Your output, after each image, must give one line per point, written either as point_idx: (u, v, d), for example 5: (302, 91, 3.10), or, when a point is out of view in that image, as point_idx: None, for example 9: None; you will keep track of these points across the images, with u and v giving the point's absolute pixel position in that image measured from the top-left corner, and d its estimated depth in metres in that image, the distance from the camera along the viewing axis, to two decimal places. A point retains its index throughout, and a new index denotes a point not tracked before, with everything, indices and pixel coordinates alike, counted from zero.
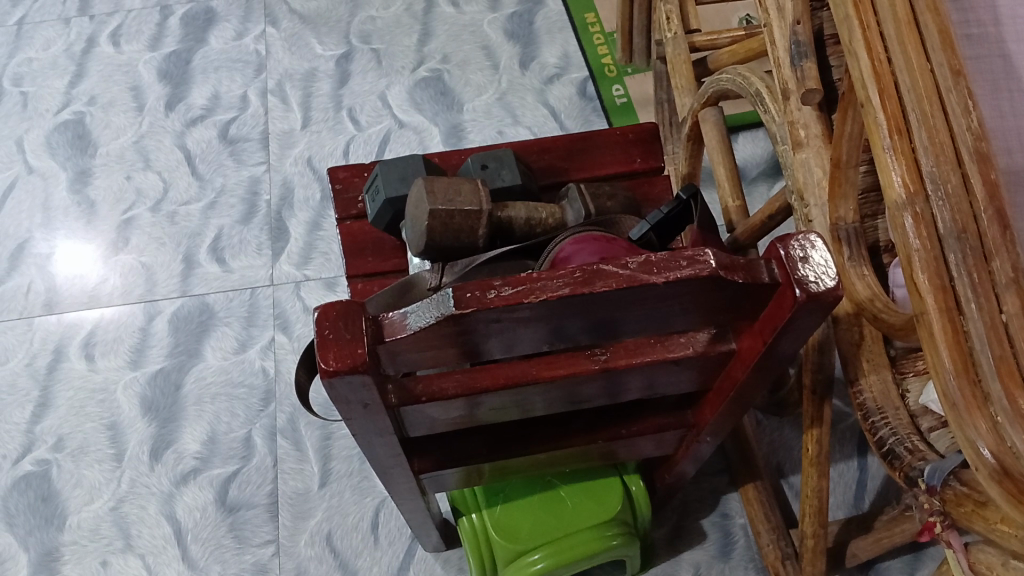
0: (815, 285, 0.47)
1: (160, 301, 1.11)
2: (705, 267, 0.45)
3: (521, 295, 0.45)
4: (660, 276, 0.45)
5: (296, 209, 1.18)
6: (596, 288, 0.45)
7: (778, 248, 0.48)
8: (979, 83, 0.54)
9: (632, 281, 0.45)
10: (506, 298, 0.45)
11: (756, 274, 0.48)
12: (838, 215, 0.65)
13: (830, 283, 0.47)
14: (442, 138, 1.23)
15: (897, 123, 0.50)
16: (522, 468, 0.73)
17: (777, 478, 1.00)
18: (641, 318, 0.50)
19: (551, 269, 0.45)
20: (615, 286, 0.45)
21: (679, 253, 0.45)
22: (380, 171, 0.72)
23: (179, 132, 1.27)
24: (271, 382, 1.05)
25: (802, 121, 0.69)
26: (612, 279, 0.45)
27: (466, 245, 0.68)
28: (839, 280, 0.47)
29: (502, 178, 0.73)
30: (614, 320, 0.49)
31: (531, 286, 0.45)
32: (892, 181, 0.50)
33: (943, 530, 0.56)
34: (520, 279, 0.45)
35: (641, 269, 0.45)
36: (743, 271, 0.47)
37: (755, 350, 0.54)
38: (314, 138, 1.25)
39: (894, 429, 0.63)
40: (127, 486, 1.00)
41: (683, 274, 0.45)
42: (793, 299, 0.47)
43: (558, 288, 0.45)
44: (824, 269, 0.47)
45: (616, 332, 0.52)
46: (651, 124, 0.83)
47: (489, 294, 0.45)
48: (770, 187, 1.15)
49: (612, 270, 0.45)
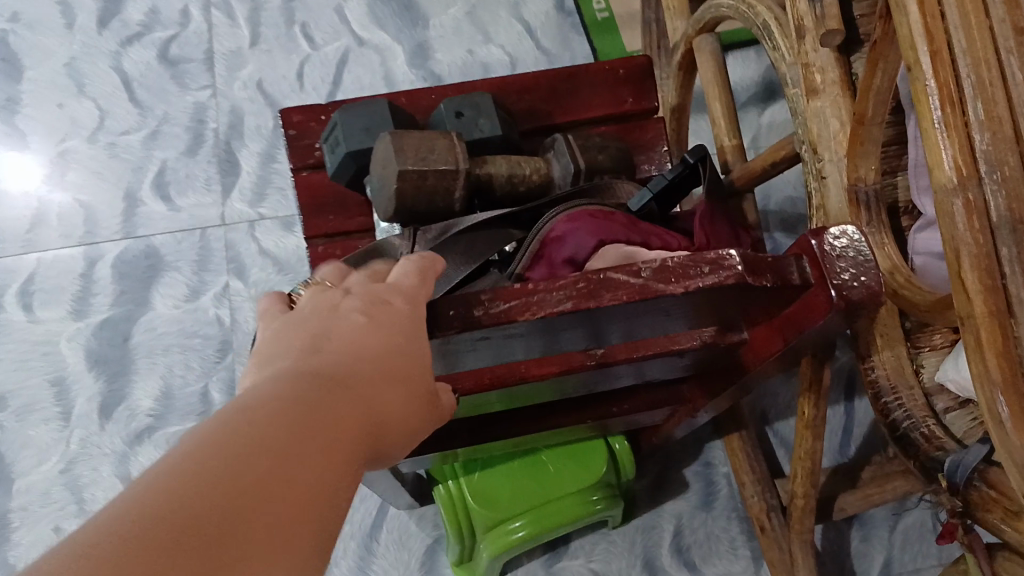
0: (851, 287, 0.42)
1: (102, 244, 1.03)
2: (730, 273, 0.39)
3: (514, 311, 0.39)
4: (679, 286, 0.39)
5: (246, 138, 1.09)
6: (601, 301, 0.39)
7: (812, 241, 0.42)
8: None
9: (644, 292, 0.39)
10: (496, 316, 0.39)
11: (787, 273, 0.42)
12: (858, 175, 0.58)
13: (870, 282, 0.42)
14: (406, 58, 1.13)
15: (949, 93, 0.43)
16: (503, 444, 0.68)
17: (761, 427, 0.97)
18: (643, 319, 0.44)
19: (549, 279, 0.40)
20: (623, 299, 0.39)
21: (700, 257, 0.40)
22: (340, 120, 0.64)
23: (113, 52, 1.14)
24: (226, 332, 0.99)
25: (818, 65, 0.60)
26: (620, 290, 0.39)
27: (442, 209, 0.61)
28: (882, 278, 0.42)
29: (480, 128, 0.66)
30: (603, 326, 0.44)
31: (527, 300, 0.39)
32: (940, 161, 0.43)
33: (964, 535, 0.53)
34: (513, 292, 0.39)
35: (654, 278, 0.39)
36: (772, 273, 0.41)
37: (772, 347, 0.48)
38: (264, 58, 1.14)
39: (909, 413, 0.57)
40: (78, 446, 0.93)
41: (704, 283, 0.39)
42: (829, 303, 0.42)
43: (558, 302, 0.39)
44: (866, 265, 0.42)
45: (607, 329, 0.45)
46: (644, 57, 0.75)
47: (477, 312, 0.39)
48: (761, 113, 1.08)
49: (622, 279, 0.39)
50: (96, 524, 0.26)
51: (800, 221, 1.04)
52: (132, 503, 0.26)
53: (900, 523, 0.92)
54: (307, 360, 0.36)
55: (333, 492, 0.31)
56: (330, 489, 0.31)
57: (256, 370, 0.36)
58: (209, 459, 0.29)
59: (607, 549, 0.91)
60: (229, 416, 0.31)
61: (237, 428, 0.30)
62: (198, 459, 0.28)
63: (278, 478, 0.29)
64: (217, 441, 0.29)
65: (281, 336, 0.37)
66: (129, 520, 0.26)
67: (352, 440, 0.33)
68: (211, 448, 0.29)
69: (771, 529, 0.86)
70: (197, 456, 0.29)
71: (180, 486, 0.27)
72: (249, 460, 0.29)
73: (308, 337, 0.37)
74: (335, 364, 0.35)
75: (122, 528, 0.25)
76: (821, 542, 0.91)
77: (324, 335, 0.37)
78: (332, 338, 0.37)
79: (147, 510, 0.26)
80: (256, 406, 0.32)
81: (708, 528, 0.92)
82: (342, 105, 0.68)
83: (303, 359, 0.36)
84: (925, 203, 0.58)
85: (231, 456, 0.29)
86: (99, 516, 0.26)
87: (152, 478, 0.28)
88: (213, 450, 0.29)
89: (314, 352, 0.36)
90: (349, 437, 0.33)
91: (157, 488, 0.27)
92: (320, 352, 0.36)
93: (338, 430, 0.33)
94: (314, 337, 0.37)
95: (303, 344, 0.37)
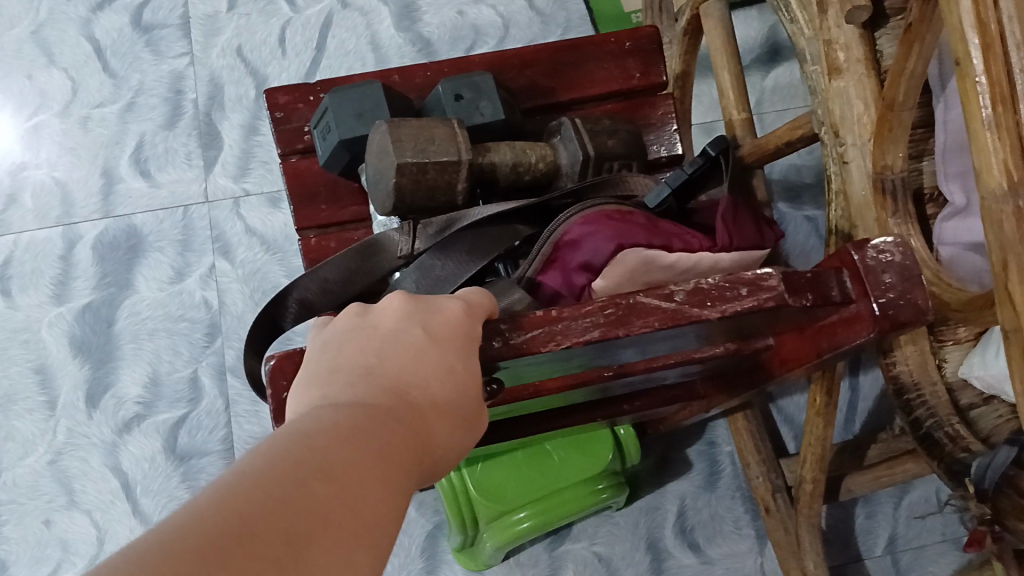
0: (893, 305, 0.41)
1: (80, 225, 0.99)
2: (769, 295, 0.38)
3: (538, 342, 0.37)
4: (715, 312, 0.38)
5: (227, 109, 1.04)
6: (631, 328, 0.38)
7: (852, 254, 0.41)
8: None
9: (677, 318, 0.38)
10: (517, 347, 0.37)
11: (826, 290, 0.41)
12: (885, 163, 0.54)
13: (915, 303, 0.41)
14: (393, 20, 1.08)
15: (1001, 90, 0.39)
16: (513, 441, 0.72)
17: (767, 404, 0.96)
18: (661, 337, 0.42)
19: (576, 305, 0.38)
20: (657, 325, 0.38)
21: (737, 279, 0.38)
22: (331, 105, 0.61)
23: (83, 18, 1.07)
24: (215, 315, 0.96)
25: (841, 41, 0.57)
26: (653, 316, 0.38)
27: (444, 202, 0.59)
28: (928, 299, 0.41)
29: (480, 112, 0.63)
30: (614, 344, 0.41)
31: (551, 328, 0.38)
32: (990, 166, 0.40)
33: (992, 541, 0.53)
34: (536, 321, 0.38)
35: (689, 302, 0.38)
36: (812, 291, 0.40)
37: (802, 356, 0.50)
38: (242, 22, 1.08)
39: (933, 412, 0.56)
40: (65, 436, 0.91)
41: (742, 306, 0.38)
42: (870, 322, 0.41)
43: (586, 330, 0.37)
44: (910, 280, 0.41)
45: (621, 345, 0.43)
46: (650, 27, 0.75)
47: (494, 343, 0.38)
48: (765, 77, 1.04)
49: (653, 304, 0.38)
50: (141, 556, 0.24)
51: (804, 190, 1.01)
52: (180, 537, 0.25)
53: (905, 499, 0.94)
54: (356, 389, 0.34)
55: (380, 537, 0.30)
56: (377, 534, 0.29)
57: (314, 376, 0.35)
58: (259, 496, 0.27)
59: (611, 530, 0.92)
60: (279, 446, 0.30)
61: (288, 463, 0.29)
62: (247, 495, 0.27)
63: (329, 521, 0.28)
64: (267, 477, 0.28)
65: (331, 359, 0.36)
66: (177, 557, 0.24)
67: (399, 480, 0.32)
68: (261, 483, 0.28)
69: (776, 509, 0.86)
70: (246, 492, 0.27)
71: (229, 526, 0.26)
72: (302, 499, 0.28)
73: (359, 360, 0.36)
74: (385, 397, 0.34)
75: (169, 566, 0.24)
76: (827, 520, 0.93)
77: (376, 360, 0.35)
78: (384, 367, 0.35)
79: (196, 548, 0.25)
80: (307, 439, 0.30)
81: (713, 508, 0.93)
82: (331, 88, 0.65)
83: (353, 388, 0.34)
84: (954, 191, 0.56)
85: (281, 493, 0.28)
86: (143, 546, 0.25)
87: (199, 511, 0.26)
88: (263, 486, 0.28)
89: (364, 380, 0.35)
90: (396, 477, 0.32)
91: (206, 524, 0.26)
92: (370, 380, 0.35)
93: (387, 468, 0.31)
94: (364, 363, 0.35)
95: (352, 369, 0.35)
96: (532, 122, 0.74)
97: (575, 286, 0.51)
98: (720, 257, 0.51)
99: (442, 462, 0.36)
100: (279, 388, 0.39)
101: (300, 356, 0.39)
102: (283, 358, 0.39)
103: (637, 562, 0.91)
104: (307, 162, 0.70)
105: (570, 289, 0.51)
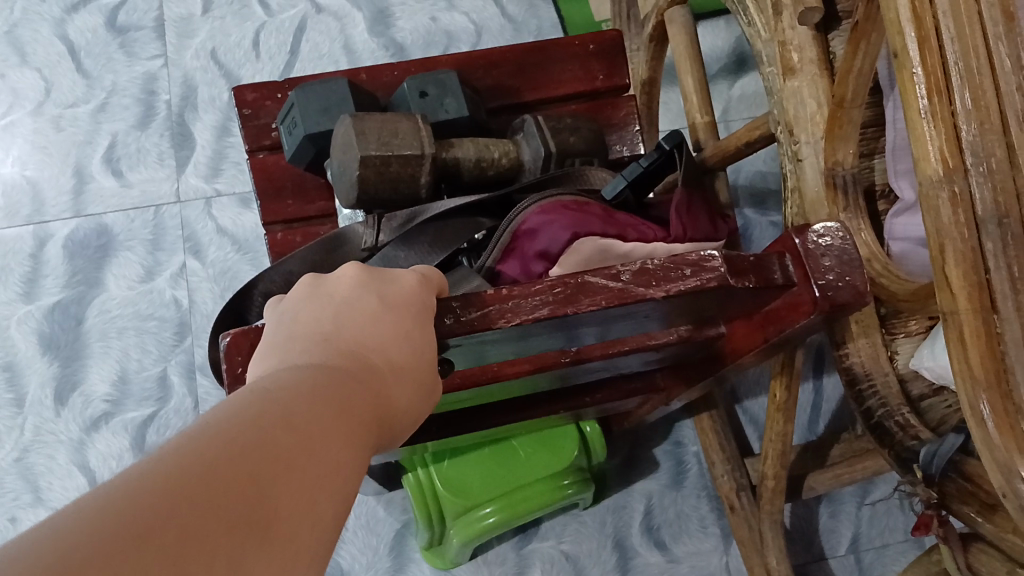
0: (833, 286, 0.42)
1: (50, 223, 0.99)
2: (712, 276, 0.39)
3: (490, 320, 0.38)
4: (660, 290, 0.39)
5: (200, 110, 1.05)
6: (580, 306, 0.39)
7: (794, 239, 0.43)
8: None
9: (623, 297, 0.39)
10: (468, 325, 0.38)
11: (769, 273, 0.42)
12: (836, 159, 0.56)
13: (854, 285, 0.43)
14: (367, 25, 1.09)
15: (937, 81, 0.41)
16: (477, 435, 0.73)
17: (731, 404, 0.98)
18: (613, 318, 0.43)
19: (525, 283, 0.39)
20: (603, 303, 0.39)
21: (681, 259, 0.39)
22: (297, 100, 0.63)
23: (57, 19, 1.08)
24: (185, 314, 0.97)
25: (795, 43, 0.58)
26: (599, 295, 0.39)
27: (407, 195, 0.60)
28: (866, 282, 0.43)
29: (445, 108, 0.65)
30: (567, 324, 0.42)
31: (501, 306, 0.38)
32: (927, 153, 0.41)
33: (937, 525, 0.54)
34: (486, 300, 0.38)
35: (635, 281, 0.39)
36: (754, 273, 0.41)
37: (752, 343, 0.52)
38: (217, 25, 1.09)
39: (883, 401, 0.57)
40: (32, 434, 0.92)
41: (686, 286, 0.39)
42: (811, 302, 0.43)
43: (535, 308, 0.38)
44: (849, 263, 0.43)
45: (575, 324, 0.43)
46: (614, 31, 0.78)
47: (445, 320, 0.39)
48: (732, 85, 1.07)
49: (600, 284, 0.39)
50: (116, 486, 0.24)
51: (768, 195, 1.03)
52: (154, 468, 0.24)
53: (867, 499, 0.96)
54: (315, 353, 0.34)
55: (345, 487, 0.30)
56: (342, 484, 0.30)
57: (272, 344, 0.36)
58: (229, 436, 0.27)
59: (578, 529, 0.92)
60: (248, 396, 0.30)
61: (255, 410, 0.29)
62: (217, 435, 0.27)
63: (297, 464, 0.28)
64: (235, 421, 0.28)
65: (287, 329, 0.36)
66: (153, 485, 0.24)
67: (360, 438, 0.32)
68: (231, 425, 0.28)
69: (740, 507, 0.87)
70: (216, 432, 0.27)
71: (204, 459, 0.25)
72: (271, 441, 0.28)
73: (316, 327, 0.36)
74: (344, 361, 0.34)
75: (146, 491, 0.23)
76: (790, 519, 0.95)
77: (333, 327, 0.36)
78: (343, 332, 0.36)
79: (173, 477, 0.24)
80: (271, 392, 0.30)
81: (678, 507, 0.94)
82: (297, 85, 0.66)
83: (312, 352, 0.34)
84: (903, 187, 0.57)
85: (251, 435, 0.27)
86: (116, 477, 0.24)
87: (172, 447, 0.26)
88: (233, 428, 0.27)
89: (322, 345, 0.35)
90: (358, 435, 0.32)
91: (180, 458, 0.25)
92: (328, 344, 0.35)
93: (349, 424, 0.32)
94: (321, 330, 0.36)
95: (310, 336, 0.35)
96: (498, 122, 0.75)
97: (531, 274, 0.52)
98: (674, 246, 0.52)
99: (400, 425, 0.37)
100: (233, 362, 0.39)
101: (256, 332, 0.39)
102: (237, 335, 0.39)
103: (603, 561, 0.92)
104: (275, 158, 0.71)
105: (527, 276, 0.52)
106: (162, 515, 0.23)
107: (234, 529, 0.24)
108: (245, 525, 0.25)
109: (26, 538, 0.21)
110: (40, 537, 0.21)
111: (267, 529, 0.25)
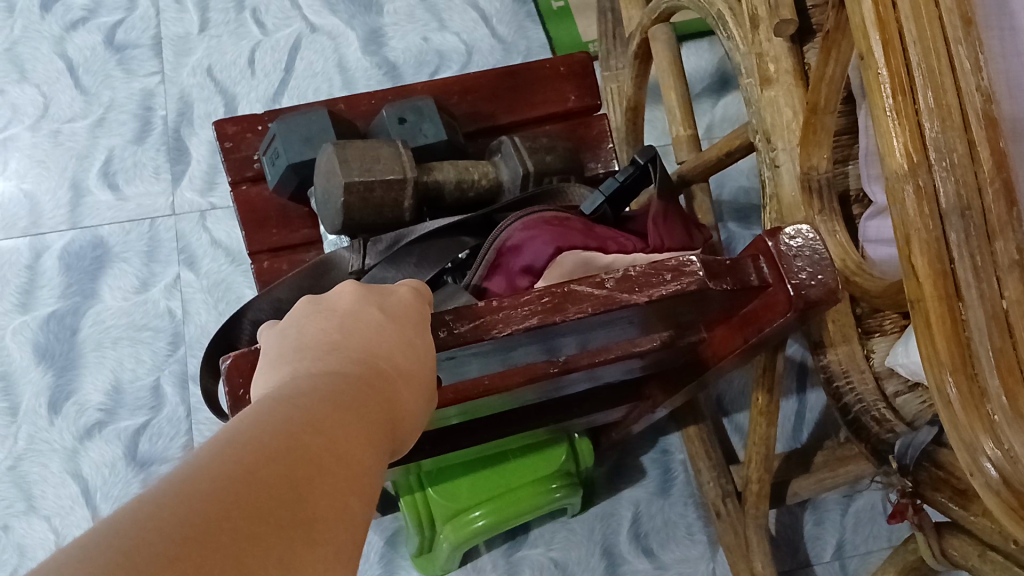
0: (809, 286, 0.44)
1: (47, 235, 1.02)
2: (691, 280, 0.41)
3: (482, 331, 0.40)
4: (643, 295, 0.40)
5: (196, 126, 1.08)
6: (568, 314, 0.40)
7: (767, 242, 0.44)
8: (1001, 13, 0.44)
9: (608, 303, 0.40)
10: (460, 336, 0.40)
11: (744, 276, 0.44)
12: (811, 164, 0.57)
13: (826, 282, 0.44)
14: (360, 44, 1.12)
15: (901, 81, 0.41)
16: (467, 452, 0.74)
17: (719, 416, 0.99)
18: (598, 325, 0.45)
19: (515, 295, 0.41)
20: (590, 310, 0.40)
21: (662, 265, 0.41)
22: (279, 132, 0.66)
23: (57, 37, 1.11)
24: (178, 324, 0.99)
25: (772, 54, 0.58)
26: (586, 302, 0.40)
27: (391, 220, 0.63)
28: (838, 280, 0.44)
29: (424, 133, 0.69)
30: (555, 332, 0.43)
31: (492, 317, 0.40)
32: (892, 147, 0.42)
33: (913, 515, 0.58)
34: (478, 312, 0.40)
35: (619, 288, 0.40)
36: (731, 275, 0.43)
37: (732, 346, 0.53)
38: (213, 43, 1.12)
39: (860, 397, 0.59)
40: (26, 442, 0.94)
41: (667, 290, 0.41)
42: (787, 300, 0.44)
43: (524, 318, 0.40)
44: (821, 263, 0.44)
45: (558, 333, 0.45)
46: (584, 54, 0.81)
47: (440, 333, 0.40)
48: (716, 102, 1.10)
49: (586, 291, 0.40)
50: (158, 500, 0.25)
51: (751, 210, 1.06)
52: (191, 484, 0.26)
53: (852, 506, 0.97)
54: (328, 362, 0.35)
55: (369, 490, 0.31)
56: (366, 489, 0.31)
57: (283, 353, 0.36)
58: (258, 448, 0.28)
59: (567, 537, 0.94)
60: (262, 414, 0.30)
61: (279, 421, 0.30)
62: (246, 448, 0.28)
63: (326, 472, 0.29)
64: (263, 432, 0.29)
65: (295, 341, 0.37)
66: (193, 499, 0.26)
67: (379, 441, 0.33)
68: (258, 437, 0.29)
69: (726, 513, 0.87)
70: (246, 446, 0.28)
71: (237, 474, 0.27)
72: (299, 451, 0.29)
73: (323, 337, 0.36)
74: (357, 368, 0.35)
75: (189, 508, 0.25)
76: (776, 526, 0.96)
77: (340, 337, 0.36)
78: (350, 340, 0.36)
79: (211, 492, 0.26)
80: (293, 401, 0.31)
81: (665, 515, 0.95)
82: (277, 118, 0.70)
83: (324, 361, 0.35)
84: (876, 191, 0.58)
85: (264, 460, 0.28)
86: (157, 490, 0.26)
87: (205, 461, 0.27)
88: (260, 440, 0.29)
89: (333, 352, 0.36)
90: (376, 438, 0.33)
91: (214, 473, 0.27)
92: (339, 354, 0.35)
93: (367, 429, 0.33)
94: (329, 339, 0.36)
95: (320, 346, 0.36)
96: (475, 145, 0.78)
97: (517, 288, 0.54)
98: (655, 255, 0.54)
99: (409, 430, 0.37)
100: (235, 386, 0.39)
101: (255, 353, 0.39)
102: (238, 357, 0.39)
103: (592, 567, 0.93)
104: (258, 190, 0.73)
105: (513, 291, 0.54)
106: (207, 527, 0.25)
107: (274, 538, 0.26)
108: (282, 533, 0.26)
109: (85, 551, 0.23)
110: (96, 549, 0.23)
111: (302, 535, 0.27)
